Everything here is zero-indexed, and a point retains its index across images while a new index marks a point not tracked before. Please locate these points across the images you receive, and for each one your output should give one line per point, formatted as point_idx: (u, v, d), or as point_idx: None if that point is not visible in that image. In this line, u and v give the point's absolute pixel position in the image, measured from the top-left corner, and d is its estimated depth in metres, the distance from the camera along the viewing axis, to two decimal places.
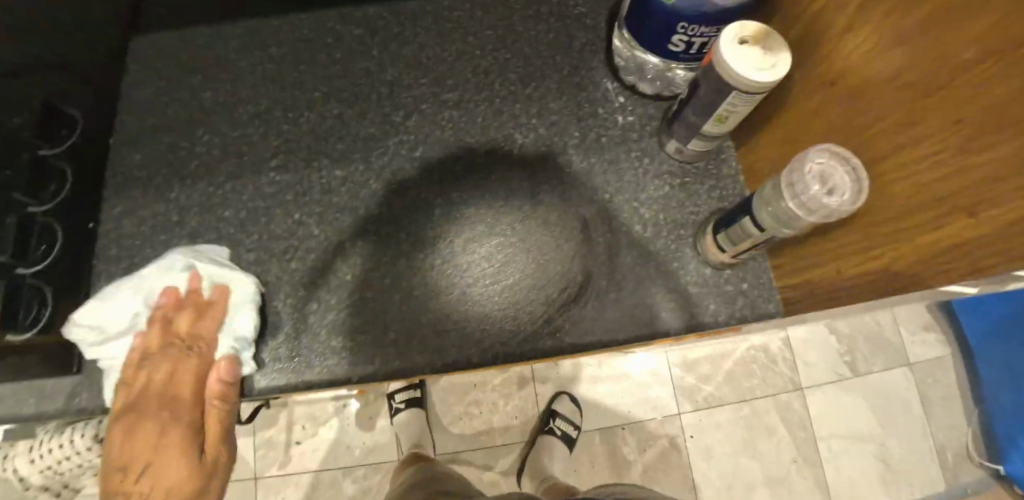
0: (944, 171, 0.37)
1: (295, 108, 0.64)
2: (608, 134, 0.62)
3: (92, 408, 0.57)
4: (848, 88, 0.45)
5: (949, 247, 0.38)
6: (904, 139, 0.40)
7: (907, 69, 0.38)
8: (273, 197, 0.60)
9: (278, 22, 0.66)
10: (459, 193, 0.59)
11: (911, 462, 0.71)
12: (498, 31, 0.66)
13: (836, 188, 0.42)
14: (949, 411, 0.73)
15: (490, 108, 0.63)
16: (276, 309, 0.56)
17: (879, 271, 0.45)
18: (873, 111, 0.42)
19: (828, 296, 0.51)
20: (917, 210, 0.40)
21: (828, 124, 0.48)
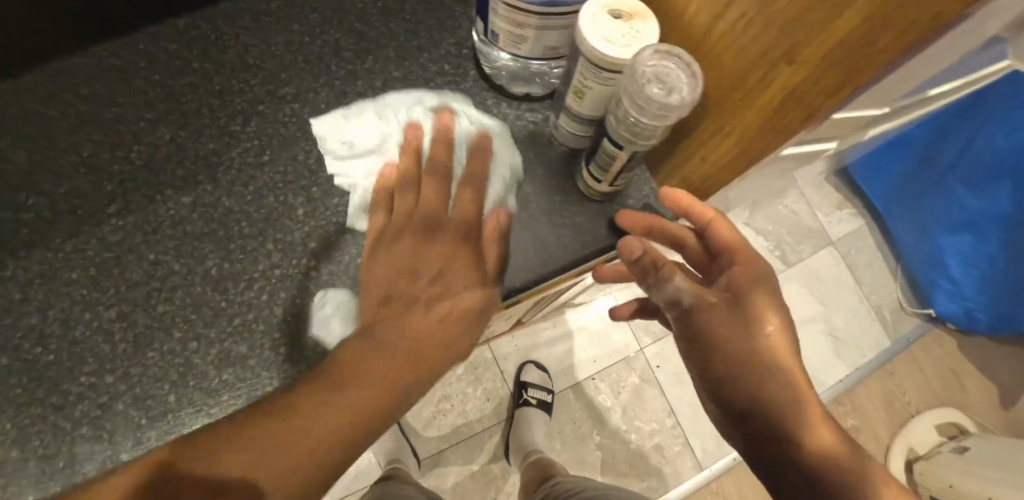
0: (752, 26, 0.39)
1: (119, 142, 0.57)
2: (460, 89, 0.60)
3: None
4: None
5: (778, 105, 0.40)
6: (716, 7, 0.42)
7: None
8: (121, 245, 0.55)
9: (79, 58, 0.58)
10: (317, 188, 0.57)
11: (845, 328, 1.36)
12: (324, 12, 0.62)
13: (675, 86, 0.41)
14: (838, 288, 1.38)
15: (331, 94, 0.59)
16: (156, 357, 0.52)
17: (734, 155, 0.46)
18: None
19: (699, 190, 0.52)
20: (745, 75, 0.41)
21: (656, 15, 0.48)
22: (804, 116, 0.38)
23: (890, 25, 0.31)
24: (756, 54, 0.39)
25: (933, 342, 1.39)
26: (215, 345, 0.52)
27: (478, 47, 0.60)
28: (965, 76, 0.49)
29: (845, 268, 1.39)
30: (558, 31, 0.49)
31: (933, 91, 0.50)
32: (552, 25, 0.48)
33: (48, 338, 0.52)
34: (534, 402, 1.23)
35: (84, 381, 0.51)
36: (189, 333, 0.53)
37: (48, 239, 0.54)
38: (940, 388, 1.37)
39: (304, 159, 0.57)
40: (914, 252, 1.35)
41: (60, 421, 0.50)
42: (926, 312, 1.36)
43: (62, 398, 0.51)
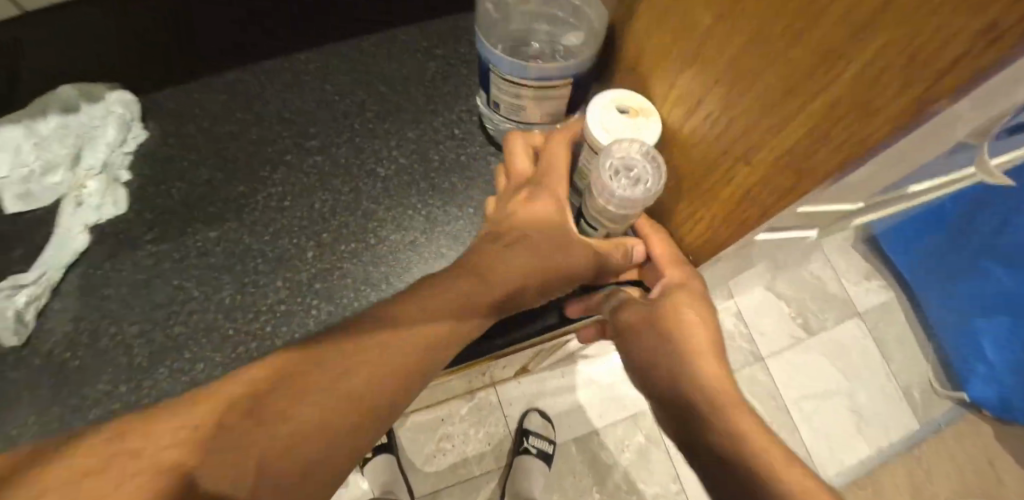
0: (718, 125, 0.42)
1: (165, 179, 0.66)
2: (466, 152, 0.66)
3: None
4: (646, 60, 0.50)
5: (740, 196, 0.43)
6: (690, 103, 0.45)
7: (675, 35, 0.44)
8: (151, 269, 0.61)
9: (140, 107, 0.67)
10: (329, 233, 0.62)
11: (867, 407, 1.31)
12: (352, 76, 0.69)
13: (641, 175, 0.44)
14: (862, 363, 1.33)
15: (351, 148, 0.66)
16: (165, 373, 0.57)
17: (707, 234, 0.49)
18: (663, 79, 0.48)
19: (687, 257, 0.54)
20: (713, 164, 0.44)
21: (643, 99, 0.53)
22: (761, 210, 0.41)
23: (822, 147, 0.33)
24: (721, 149, 0.43)
25: (965, 426, 1.33)
26: (219, 368, 0.57)
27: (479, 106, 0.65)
28: (943, 175, 0.51)
29: (870, 341, 1.35)
30: (555, 100, 0.55)
31: (912, 186, 0.52)
32: (548, 98, 0.54)
33: (82, 348, 0.59)
34: (533, 452, 1.23)
35: (104, 389, 0.57)
36: (197, 354, 0.58)
37: (96, 262, 0.62)
38: (972, 478, 1.29)
39: (320, 204, 0.63)
40: (943, 331, 1.29)
41: (78, 422, 0.57)
42: (959, 396, 1.30)
43: (83, 403, 0.57)
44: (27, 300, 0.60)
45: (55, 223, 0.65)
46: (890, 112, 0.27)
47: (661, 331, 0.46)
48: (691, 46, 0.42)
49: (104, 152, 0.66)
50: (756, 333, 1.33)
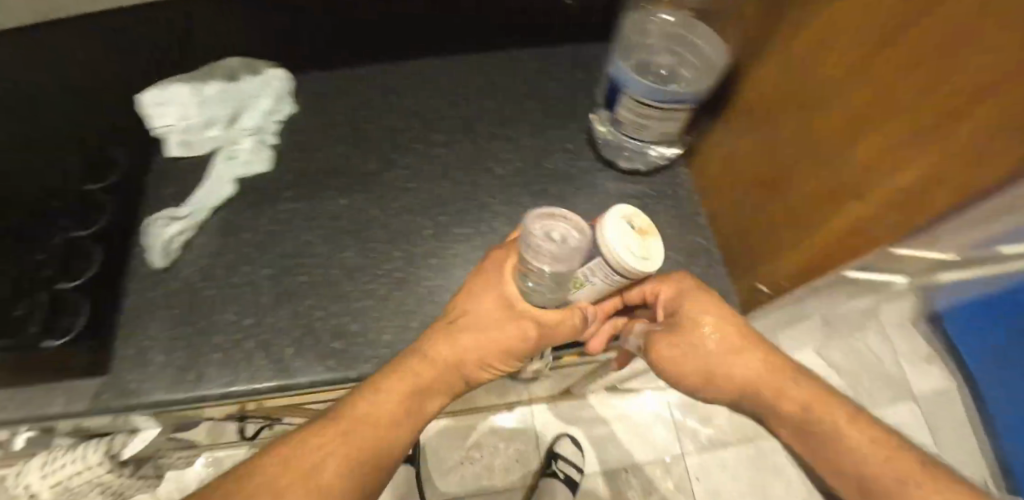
0: (833, 165, 0.48)
1: (308, 147, 0.73)
2: (578, 164, 0.72)
3: (110, 407, 0.61)
4: (765, 102, 0.57)
5: (851, 230, 0.47)
6: (807, 142, 0.51)
7: (802, 82, 0.50)
8: (285, 222, 0.68)
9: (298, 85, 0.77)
10: (446, 216, 0.67)
11: None
12: (481, 86, 0.78)
13: (565, 234, 0.43)
14: None
15: (473, 145, 0.72)
16: (285, 314, 0.63)
17: (813, 261, 0.54)
18: (783, 119, 0.54)
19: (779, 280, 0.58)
20: (825, 199, 0.49)
21: (757, 136, 0.59)
22: (870, 243, 0.45)
23: (928, 195, 0.38)
24: (835, 186, 0.48)
25: None
26: (334, 316, 0.62)
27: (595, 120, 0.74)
28: None
29: None
30: (678, 120, 0.62)
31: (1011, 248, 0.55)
32: (671, 118, 0.62)
33: (213, 280, 0.65)
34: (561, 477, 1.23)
35: (229, 319, 0.63)
36: (315, 302, 0.63)
37: (237, 208, 0.69)
38: None
39: (442, 189, 0.69)
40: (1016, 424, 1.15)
41: (201, 347, 0.62)
42: None
43: (206, 328, 0.63)
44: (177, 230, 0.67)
45: (208, 171, 0.73)
46: (996, 165, 0.32)
47: (731, 355, 0.53)
48: (816, 94, 0.48)
49: (260, 116, 0.75)
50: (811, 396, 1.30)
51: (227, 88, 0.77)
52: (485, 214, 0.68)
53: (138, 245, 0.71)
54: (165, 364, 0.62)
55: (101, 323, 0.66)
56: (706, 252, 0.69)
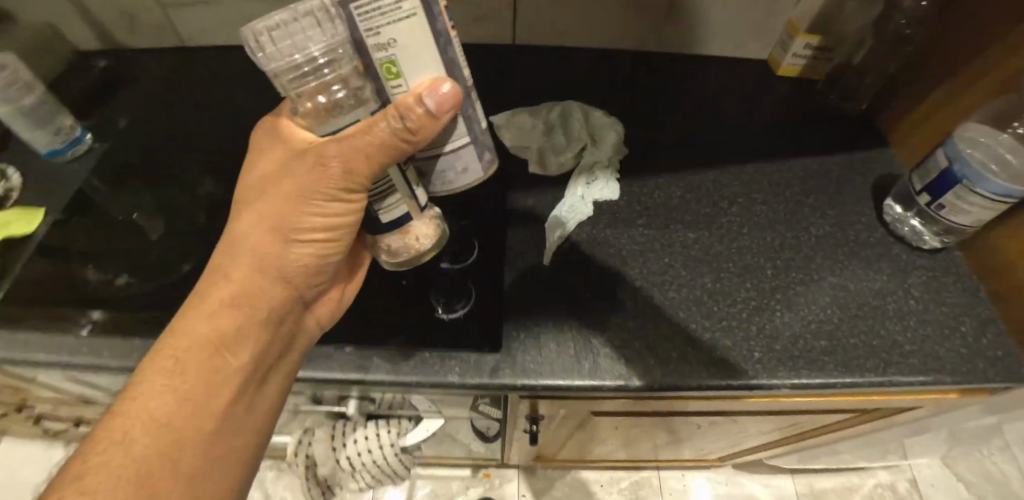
0: None
1: (647, 186, 0.85)
2: (874, 236, 0.85)
3: (512, 380, 0.66)
4: None
5: None
6: None
7: None
8: (642, 242, 0.77)
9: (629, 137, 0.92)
10: (780, 261, 0.79)
11: None
12: (776, 161, 0.93)
13: (292, 33, 0.41)
14: None
15: (786, 206, 0.86)
16: (658, 319, 0.71)
17: None
18: None
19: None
20: None
21: None
22: None
23: None
24: None
25: None
26: (703, 326, 0.71)
27: (888, 199, 0.88)
28: None
29: None
30: (998, 209, 0.74)
31: None
32: (995, 205, 0.74)
33: (584, 280, 0.73)
34: None
35: (608, 316, 0.70)
36: (684, 315, 0.71)
37: (597, 223, 0.79)
38: None
39: (772, 239, 0.81)
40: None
41: (588, 335, 0.69)
42: None
43: (589, 321, 0.70)
44: (553, 231, 0.77)
45: (561, 191, 0.83)
46: None
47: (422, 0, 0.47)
48: None
49: (608, 153, 0.86)
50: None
51: (573, 123, 0.88)
52: (810, 263, 0.80)
53: (502, 235, 0.77)
54: (559, 347, 0.68)
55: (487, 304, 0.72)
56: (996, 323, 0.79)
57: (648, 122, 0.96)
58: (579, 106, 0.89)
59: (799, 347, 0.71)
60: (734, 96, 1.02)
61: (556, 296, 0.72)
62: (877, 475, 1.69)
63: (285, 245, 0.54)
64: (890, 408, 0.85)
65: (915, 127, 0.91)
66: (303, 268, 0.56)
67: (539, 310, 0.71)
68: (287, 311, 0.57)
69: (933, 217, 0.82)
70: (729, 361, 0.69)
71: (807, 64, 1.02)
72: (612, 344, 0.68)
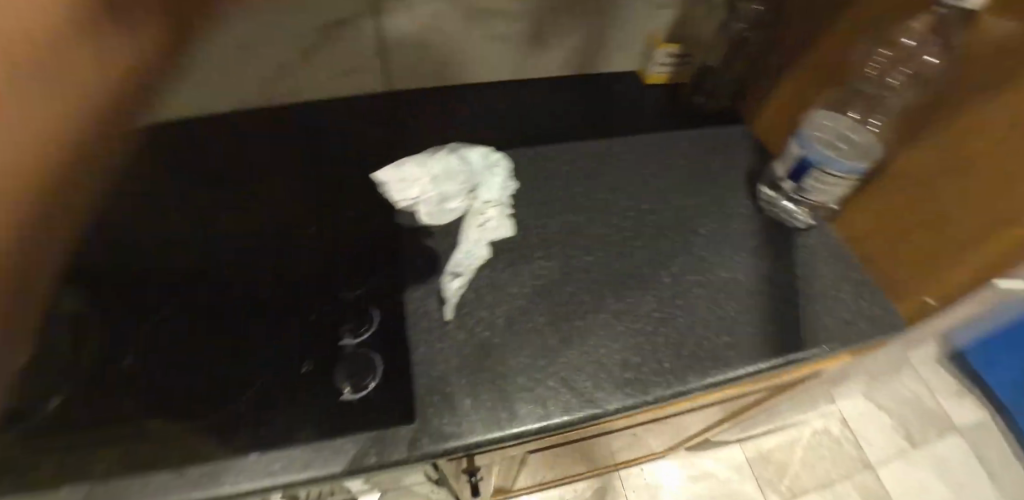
0: (990, 199, 0.70)
1: (541, 217, 0.85)
2: (755, 224, 0.91)
3: (434, 450, 0.64)
4: (908, 167, 0.80)
5: (1013, 247, 0.68)
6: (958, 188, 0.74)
7: (947, 149, 0.74)
8: (544, 275, 0.78)
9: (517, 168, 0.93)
10: (676, 266, 0.82)
11: None
12: (658, 166, 0.96)
13: None
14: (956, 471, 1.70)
15: (674, 210, 0.90)
16: (572, 350, 0.71)
17: (973, 276, 0.74)
18: (933, 175, 0.76)
19: (944, 294, 0.78)
20: (990, 226, 0.71)
21: (905, 193, 0.81)
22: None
23: None
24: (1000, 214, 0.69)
25: None
26: (616, 347, 0.72)
27: (760, 186, 0.94)
28: None
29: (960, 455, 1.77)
30: (851, 185, 0.82)
31: None
32: (849, 181, 0.81)
33: (493, 326, 0.73)
34: None
35: (522, 359, 0.70)
36: (595, 341, 0.72)
37: (498, 264, 0.79)
38: None
39: (665, 245, 0.84)
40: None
41: (506, 383, 0.68)
42: None
43: (504, 367, 0.70)
44: (455, 282, 0.76)
45: (456, 238, 0.81)
46: None
47: None
48: (968, 153, 0.72)
49: (497, 191, 0.86)
50: (863, 439, 1.80)
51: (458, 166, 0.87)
52: (703, 262, 0.84)
53: (404, 297, 0.76)
54: (477, 405, 0.67)
55: (397, 375, 0.69)
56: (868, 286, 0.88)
57: (533, 147, 0.96)
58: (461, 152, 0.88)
59: (706, 348, 0.75)
60: (611, 112, 1.06)
61: (468, 349, 0.71)
62: (812, 422, 1.81)
63: (81, 78, 0.38)
64: (798, 379, 0.92)
65: None
66: (103, 100, 0.40)
67: (452, 367, 0.70)
68: (68, 131, 0.38)
69: (799, 199, 0.89)
70: (643, 378, 0.70)
71: (672, 71, 1.09)
72: (531, 386, 0.68)
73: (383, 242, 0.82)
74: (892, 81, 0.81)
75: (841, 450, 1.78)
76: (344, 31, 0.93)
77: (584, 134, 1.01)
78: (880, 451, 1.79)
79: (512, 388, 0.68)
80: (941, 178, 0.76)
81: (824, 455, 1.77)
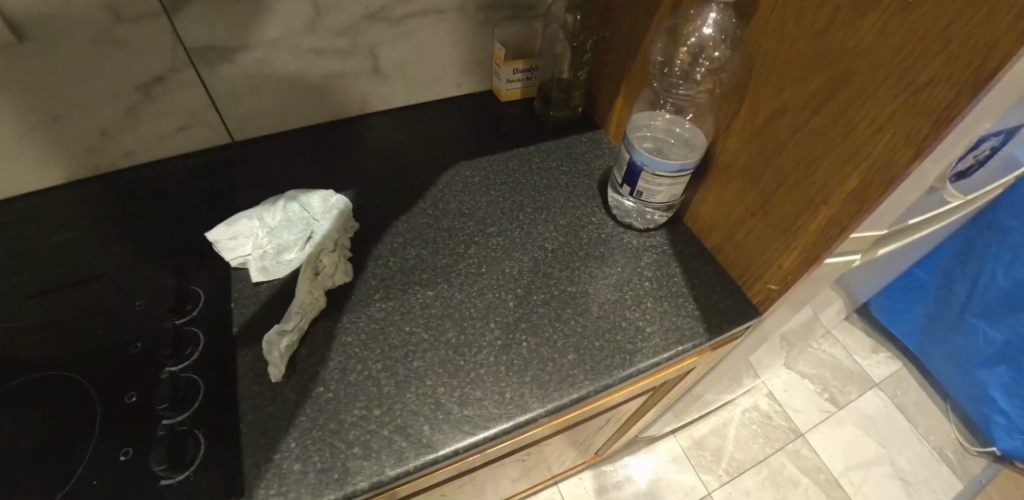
0: (799, 188, 0.73)
1: (382, 256, 0.83)
2: (606, 230, 0.91)
3: None
4: (728, 160, 0.83)
5: (824, 228, 0.71)
6: (772, 178, 0.77)
7: (757, 141, 0.77)
8: (383, 318, 0.76)
9: (362, 209, 0.91)
10: (523, 287, 0.82)
11: None
12: (508, 186, 0.96)
13: None
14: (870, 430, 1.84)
15: (522, 229, 0.89)
16: (410, 394, 0.69)
17: (800, 262, 0.77)
18: (750, 167, 0.79)
19: (782, 280, 0.80)
20: (802, 213, 0.74)
21: (731, 186, 0.84)
22: (842, 231, 0.69)
23: (880, 181, 0.63)
24: (807, 200, 0.73)
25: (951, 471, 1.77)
26: (457, 382, 0.70)
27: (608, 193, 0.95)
28: (924, 213, 0.84)
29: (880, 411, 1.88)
30: (680, 183, 0.83)
31: (911, 222, 0.84)
32: (676, 181, 0.83)
33: (327, 382, 0.70)
34: None
35: (356, 413, 0.68)
36: (435, 379, 0.71)
37: (335, 315, 0.77)
38: None
39: (513, 266, 0.84)
40: (946, 375, 1.83)
41: (338, 441, 0.66)
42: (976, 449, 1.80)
43: (337, 424, 0.67)
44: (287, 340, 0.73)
45: (292, 292, 0.78)
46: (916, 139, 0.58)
47: None
48: (772, 144, 0.75)
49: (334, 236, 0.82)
50: (791, 409, 1.85)
51: (296, 216, 0.85)
52: (552, 278, 0.83)
53: (234, 365, 0.72)
54: (308, 468, 0.64)
55: (223, 450, 0.65)
56: (720, 277, 0.89)
57: (379, 184, 0.94)
58: (303, 202, 0.85)
59: (554, 368, 0.74)
60: (462, 137, 1.06)
61: (300, 411, 0.68)
62: (741, 401, 1.85)
63: None
64: (671, 378, 0.92)
65: None
66: None
67: (283, 433, 0.66)
68: None
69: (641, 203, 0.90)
70: (483, 412, 0.68)
71: (523, 87, 1.12)
72: (365, 440, 0.66)
73: (216, 305, 0.78)
74: (697, 76, 0.85)
75: (772, 423, 1.82)
76: (163, 89, 0.90)
77: (435, 162, 1.00)
78: (808, 418, 1.84)
79: (346, 446, 0.65)
80: (760, 167, 0.78)
81: (757, 432, 1.80)
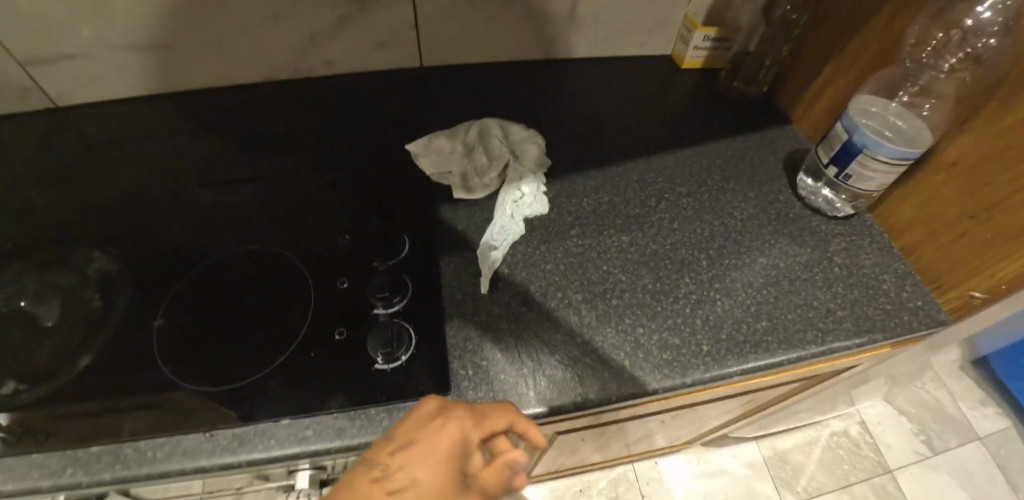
0: None
1: (574, 196, 0.84)
2: (793, 210, 0.89)
3: None
4: (956, 156, 0.76)
5: None
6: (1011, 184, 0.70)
7: (1002, 142, 0.70)
8: (579, 253, 0.77)
9: (551, 149, 0.91)
10: (713, 250, 0.81)
11: None
12: (692, 150, 0.95)
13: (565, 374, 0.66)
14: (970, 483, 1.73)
15: (709, 194, 0.88)
16: (608, 329, 0.70)
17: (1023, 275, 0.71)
18: (984, 167, 0.72)
19: (992, 289, 0.74)
20: None
21: (950, 184, 0.77)
22: None
23: None
24: None
25: None
26: (652, 327, 0.71)
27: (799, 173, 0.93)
28: None
29: (981, 465, 1.77)
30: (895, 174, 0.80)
31: None
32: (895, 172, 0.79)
33: (527, 302, 0.72)
34: None
35: (555, 336, 0.69)
36: (630, 319, 0.71)
37: (530, 242, 0.78)
38: None
39: (703, 229, 0.83)
40: None
41: (538, 358, 0.67)
42: None
43: (538, 343, 0.68)
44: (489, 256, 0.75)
45: (491, 214, 0.80)
46: None
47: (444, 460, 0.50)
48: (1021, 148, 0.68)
49: (532, 168, 0.84)
50: (882, 444, 1.77)
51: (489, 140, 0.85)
52: (741, 246, 0.82)
53: (435, 271, 0.75)
54: (510, 378, 0.65)
55: (428, 345, 0.68)
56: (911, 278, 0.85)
57: (567, 129, 0.95)
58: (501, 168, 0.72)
59: (746, 333, 0.73)
60: (644, 95, 1.04)
61: (501, 324, 0.70)
62: (831, 424, 1.78)
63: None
64: (833, 371, 0.89)
65: (812, 105, 0.96)
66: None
67: (485, 341, 0.68)
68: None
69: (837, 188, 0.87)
70: (680, 360, 0.68)
71: (707, 56, 1.08)
72: (565, 363, 0.67)
73: (417, 214, 0.81)
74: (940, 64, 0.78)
75: (860, 453, 1.75)
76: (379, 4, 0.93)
77: (618, 115, 1.00)
78: (900, 456, 1.76)
79: (547, 365, 0.67)
80: (996, 169, 0.71)
81: (843, 457, 1.74)
